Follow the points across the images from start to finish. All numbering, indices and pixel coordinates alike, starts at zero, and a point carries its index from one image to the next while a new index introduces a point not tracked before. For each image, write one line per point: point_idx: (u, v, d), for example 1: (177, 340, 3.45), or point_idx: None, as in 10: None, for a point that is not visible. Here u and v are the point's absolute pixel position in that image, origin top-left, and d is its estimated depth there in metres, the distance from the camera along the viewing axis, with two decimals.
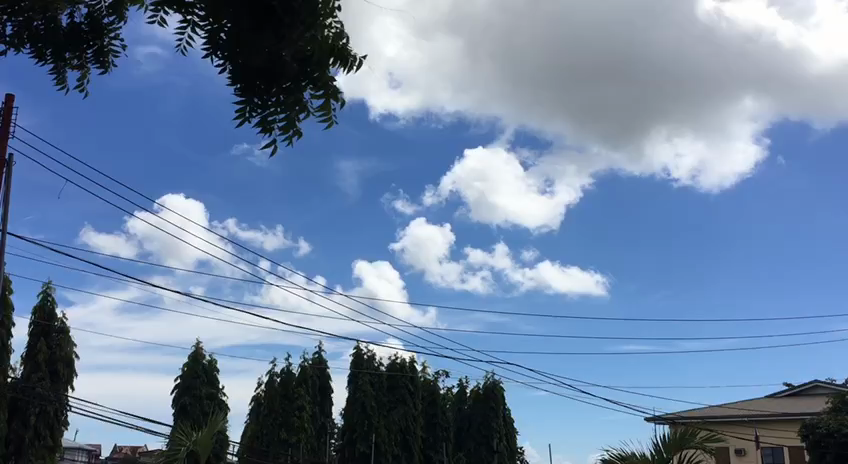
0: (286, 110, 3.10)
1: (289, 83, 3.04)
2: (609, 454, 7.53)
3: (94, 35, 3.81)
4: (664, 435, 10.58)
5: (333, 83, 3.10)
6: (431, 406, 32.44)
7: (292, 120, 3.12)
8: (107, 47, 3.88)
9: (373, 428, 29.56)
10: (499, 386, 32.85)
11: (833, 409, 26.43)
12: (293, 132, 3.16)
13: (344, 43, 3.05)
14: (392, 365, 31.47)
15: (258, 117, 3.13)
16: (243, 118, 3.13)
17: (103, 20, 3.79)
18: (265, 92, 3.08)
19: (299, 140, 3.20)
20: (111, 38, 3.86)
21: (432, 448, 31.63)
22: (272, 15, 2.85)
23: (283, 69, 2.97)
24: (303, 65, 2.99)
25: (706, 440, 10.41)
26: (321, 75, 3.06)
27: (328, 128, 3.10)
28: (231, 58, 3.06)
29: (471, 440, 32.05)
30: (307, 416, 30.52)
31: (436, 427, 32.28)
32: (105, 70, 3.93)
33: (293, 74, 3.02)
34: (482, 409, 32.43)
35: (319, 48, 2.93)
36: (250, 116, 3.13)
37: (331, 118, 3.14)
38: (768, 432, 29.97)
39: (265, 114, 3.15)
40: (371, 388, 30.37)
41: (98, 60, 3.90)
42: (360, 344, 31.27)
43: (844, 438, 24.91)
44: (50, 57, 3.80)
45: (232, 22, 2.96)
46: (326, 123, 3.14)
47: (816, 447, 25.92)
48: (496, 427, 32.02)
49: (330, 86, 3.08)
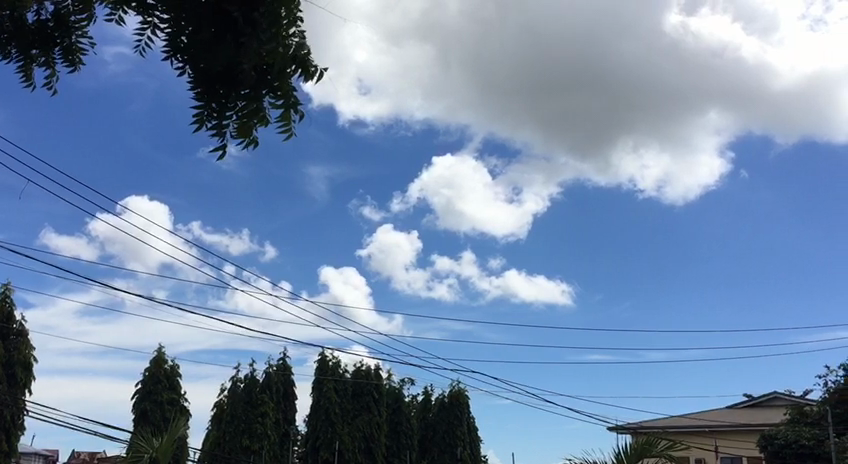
0: (245, 117, 2.99)
1: (248, 91, 2.96)
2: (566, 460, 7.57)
3: (61, 32, 3.71)
4: (626, 446, 10.66)
5: (293, 96, 3.05)
6: (396, 413, 32.12)
7: (250, 127, 3.02)
8: (75, 45, 3.76)
9: (338, 435, 29.41)
10: (464, 394, 32.88)
11: (791, 420, 26.77)
12: (250, 139, 3.05)
13: (304, 52, 3.03)
14: (357, 372, 31.18)
15: (214, 123, 2.99)
16: (199, 123, 3.03)
17: (70, 17, 3.69)
18: (222, 97, 2.99)
19: (256, 148, 3.10)
20: (78, 35, 3.74)
21: (396, 456, 31.10)
22: (231, 22, 2.83)
23: (240, 77, 2.90)
24: (262, 73, 2.94)
25: (667, 449, 10.50)
26: (280, 83, 3.01)
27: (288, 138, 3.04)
28: (190, 60, 2.96)
29: (435, 448, 32.17)
30: (270, 422, 30.37)
31: (401, 435, 31.70)
32: (73, 68, 3.80)
33: (252, 82, 2.95)
34: (447, 416, 32.50)
35: (279, 58, 2.90)
36: (206, 122, 3.02)
37: (291, 128, 3.10)
38: (729, 443, 30.26)
39: (221, 119, 3.03)
40: (336, 395, 30.18)
41: (66, 58, 3.77)
42: (325, 351, 30.97)
43: (802, 449, 25.40)
44: (13, 53, 3.69)
45: (193, 22, 2.88)
46: (286, 134, 3.09)
47: (774, 457, 26.30)
48: (460, 435, 32.13)
49: (290, 96, 3.02)
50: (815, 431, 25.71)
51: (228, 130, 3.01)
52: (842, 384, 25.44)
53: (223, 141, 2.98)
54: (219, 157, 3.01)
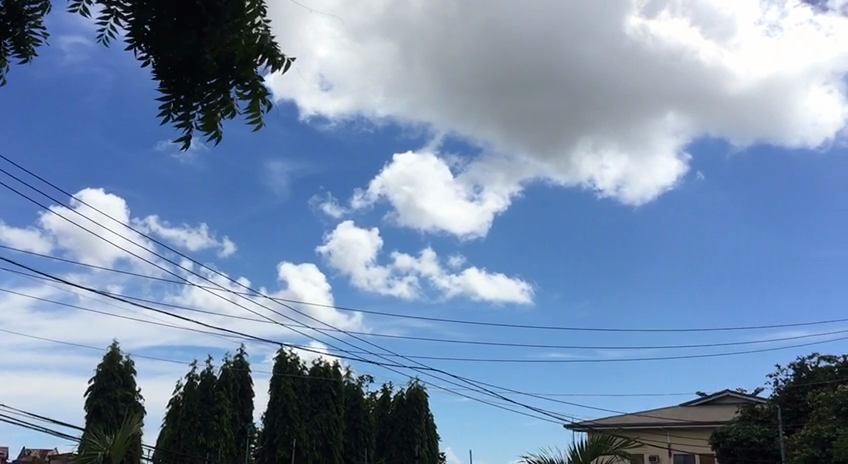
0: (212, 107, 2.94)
1: (214, 80, 2.91)
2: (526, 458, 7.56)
3: (14, 21, 3.56)
4: (582, 442, 10.76)
5: (260, 87, 3.00)
6: (355, 410, 31.97)
7: (217, 117, 2.97)
8: (28, 36, 3.62)
9: (295, 432, 29.26)
10: (422, 391, 32.89)
11: (741, 418, 27.27)
12: (218, 131, 3.00)
13: (270, 42, 2.98)
14: (316, 370, 31.00)
15: (180, 114, 2.96)
16: (166, 113, 2.98)
17: (24, 6, 3.56)
18: (189, 89, 2.94)
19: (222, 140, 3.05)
20: (31, 25, 3.60)
21: (354, 453, 30.99)
22: (196, 11, 2.75)
23: (204, 66, 2.85)
24: (227, 63, 2.88)
25: (622, 446, 10.61)
26: (246, 75, 2.95)
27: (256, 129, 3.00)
28: (154, 51, 2.91)
29: (393, 446, 32.14)
30: (227, 420, 30.07)
31: (359, 432, 31.59)
32: (26, 59, 3.65)
33: (216, 71, 2.89)
34: (405, 414, 32.50)
35: (244, 47, 2.84)
36: (174, 114, 2.98)
37: (259, 119, 3.07)
38: (681, 441, 30.79)
39: (189, 111, 2.97)
40: (294, 392, 29.98)
41: (19, 48, 3.62)
42: (283, 348, 30.71)
43: (752, 447, 25.95)
44: None
45: (156, 11, 2.81)
46: (254, 125, 3.04)
47: (725, 454, 26.85)
48: (418, 432, 32.20)
49: (257, 87, 2.97)
50: (765, 428, 26.26)
51: (196, 120, 2.96)
52: (791, 382, 26.00)
53: (191, 131, 2.93)
54: (186, 148, 2.95)
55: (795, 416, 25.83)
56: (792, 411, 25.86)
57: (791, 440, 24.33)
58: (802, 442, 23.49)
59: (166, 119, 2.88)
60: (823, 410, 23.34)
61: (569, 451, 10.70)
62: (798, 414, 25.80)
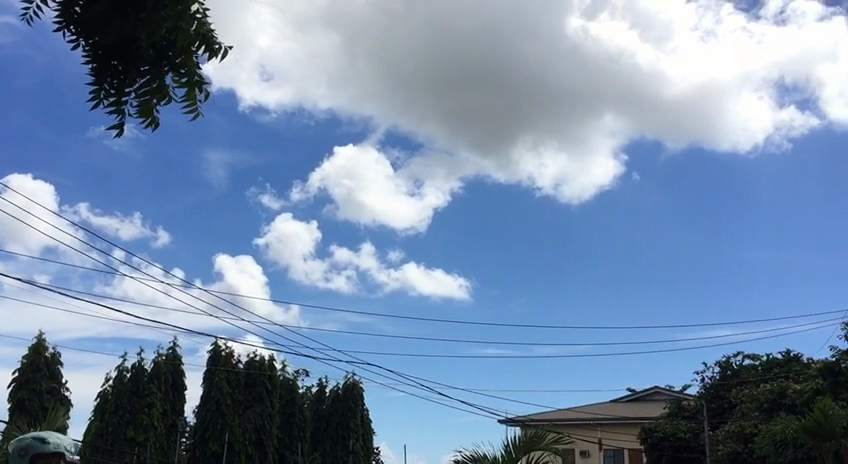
0: (146, 93, 2.83)
1: (149, 67, 2.79)
2: (460, 455, 7.53)
3: None
4: (515, 438, 10.83)
5: (198, 74, 2.89)
6: (289, 404, 31.66)
7: (151, 104, 2.86)
8: None
9: (227, 426, 28.83)
10: (358, 386, 32.79)
11: (670, 413, 27.98)
12: (152, 119, 2.89)
13: (208, 29, 2.84)
14: (251, 363, 30.61)
15: (112, 100, 2.83)
16: (96, 99, 2.84)
17: None
18: (121, 75, 2.80)
19: (156, 128, 2.94)
20: None
21: (288, 448, 30.71)
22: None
23: (138, 52, 2.72)
24: (162, 50, 2.76)
25: (555, 442, 10.73)
26: (183, 62, 2.83)
27: (194, 117, 2.91)
28: (86, 34, 2.75)
29: (327, 440, 31.99)
30: (158, 413, 29.48)
31: (293, 427, 31.33)
32: None
33: (151, 57, 2.76)
34: (341, 408, 32.38)
35: (184, 36, 2.71)
36: (105, 99, 2.85)
37: (197, 106, 2.96)
38: (612, 435, 31.39)
39: (122, 96, 2.85)
40: (228, 386, 29.52)
41: None
42: (218, 341, 30.22)
43: (679, 442, 26.62)
44: None
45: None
46: (192, 113, 2.94)
47: (653, 449, 27.56)
48: (353, 426, 32.13)
49: (194, 75, 2.87)
50: (692, 424, 26.96)
51: (129, 107, 2.85)
52: (717, 380, 26.78)
53: (125, 120, 2.81)
54: (118, 136, 2.84)
55: (720, 413, 26.60)
56: (717, 408, 26.61)
57: (716, 436, 25.02)
58: (726, 438, 24.18)
59: (97, 107, 2.75)
60: (747, 407, 24.06)
61: (501, 447, 10.77)
62: (723, 411, 26.58)
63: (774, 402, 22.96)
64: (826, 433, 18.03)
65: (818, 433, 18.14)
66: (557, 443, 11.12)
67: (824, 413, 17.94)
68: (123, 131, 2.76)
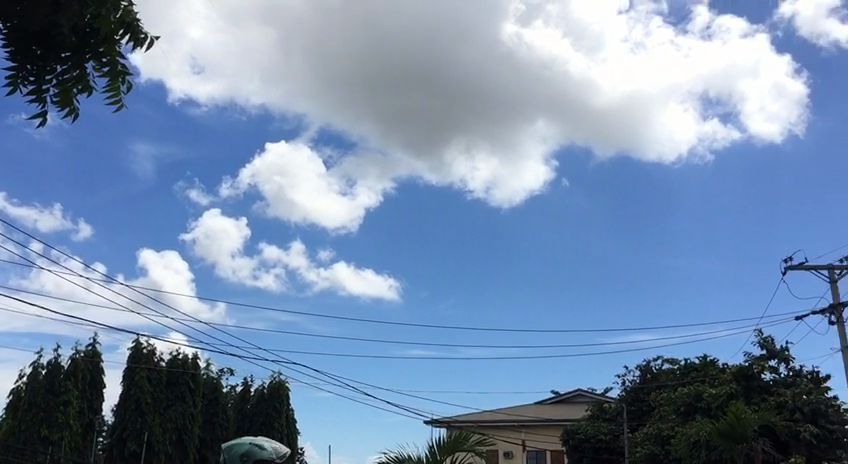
0: (67, 81, 2.69)
1: (69, 54, 2.65)
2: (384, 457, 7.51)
3: None
4: (439, 439, 10.83)
5: (121, 64, 2.77)
6: (212, 404, 31.06)
7: (73, 93, 2.72)
8: None
9: (147, 426, 28.09)
10: (284, 385, 32.43)
11: (591, 415, 28.55)
12: (73, 108, 2.75)
13: (134, 17, 2.72)
14: (173, 361, 29.92)
15: (30, 87, 2.68)
16: (12, 85, 2.70)
17: None
18: (41, 60, 2.67)
19: (77, 118, 2.80)
20: None
21: (209, 448, 30.17)
22: None
23: (57, 37, 2.59)
24: (84, 37, 2.63)
25: (478, 444, 10.78)
26: (106, 50, 2.70)
27: (116, 107, 2.78)
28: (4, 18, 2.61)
29: (251, 440, 31.54)
30: (74, 412, 28.54)
31: (216, 427, 30.78)
32: None
33: (73, 44, 2.63)
34: (265, 408, 31.96)
35: (108, 24, 2.59)
36: (21, 85, 2.70)
37: (118, 98, 2.83)
38: (535, 437, 31.83)
39: (41, 83, 2.71)
40: (149, 384, 28.77)
41: None
42: (140, 338, 29.42)
43: (599, 443, 27.17)
44: None
45: None
46: (115, 104, 2.82)
47: (574, 451, 28.12)
48: (277, 426, 31.75)
49: (117, 65, 2.75)
50: (612, 426, 27.53)
51: (49, 95, 2.71)
52: (637, 383, 27.45)
53: (43, 108, 2.67)
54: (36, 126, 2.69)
55: (639, 415, 27.28)
56: (636, 410, 27.28)
57: (634, 438, 25.63)
58: (644, 440, 24.78)
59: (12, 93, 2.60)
60: (665, 410, 24.69)
61: (426, 448, 10.76)
62: (642, 413, 27.25)
63: (690, 405, 23.65)
64: (738, 435, 18.65)
65: (731, 436, 18.74)
66: (481, 444, 11.17)
67: (737, 416, 18.55)
68: (42, 118, 2.62)
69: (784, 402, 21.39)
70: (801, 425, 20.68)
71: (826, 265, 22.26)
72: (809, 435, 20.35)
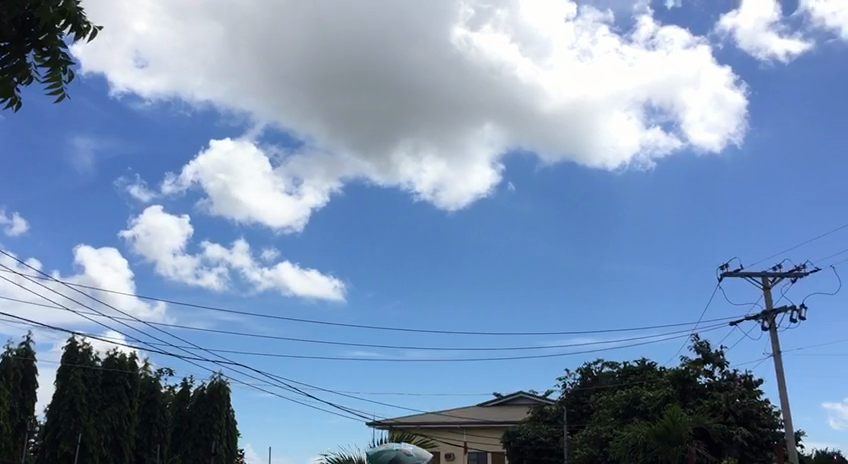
0: (4, 71, 2.57)
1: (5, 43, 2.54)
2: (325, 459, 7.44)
3: None
4: (382, 441, 10.75)
5: (61, 53, 2.65)
6: (149, 405, 30.42)
7: (11, 84, 2.60)
8: None
9: (81, 427, 27.35)
10: (224, 386, 31.93)
11: (532, 418, 28.83)
12: (11, 99, 2.64)
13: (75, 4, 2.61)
14: (110, 361, 29.19)
15: None
16: None
17: None
18: None
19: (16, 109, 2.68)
20: None
21: (146, 450, 29.83)
22: None
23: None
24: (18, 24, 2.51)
25: (421, 445, 10.74)
26: (45, 38, 2.59)
27: (56, 97, 2.67)
28: None
29: (189, 442, 30.99)
30: (4, 412, 27.61)
31: (153, 427, 30.42)
32: None
33: (9, 33, 2.52)
34: (205, 409, 31.41)
35: (46, 12, 2.47)
36: None
37: (58, 86, 2.71)
38: (476, 439, 32.02)
39: None
40: (84, 384, 28.03)
41: None
42: (75, 337, 28.66)
43: (539, 445, 27.48)
44: None
45: None
46: (54, 93, 2.71)
47: (515, 453, 28.37)
48: (217, 428, 31.22)
49: (56, 55, 2.64)
50: (552, 429, 27.85)
51: None
52: (577, 386, 27.83)
53: None
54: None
55: (579, 417, 27.66)
56: (576, 413, 27.66)
57: (574, 440, 25.97)
58: (583, 442, 25.12)
59: None
60: (604, 412, 25.06)
61: (368, 449, 10.67)
62: (581, 415, 27.63)
63: (628, 408, 24.06)
64: (673, 438, 19.02)
65: (666, 438, 19.10)
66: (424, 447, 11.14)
67: (673, 419, 18.92)
68: None
69: (718, 405, 21.90)
70: (734, 428, 21.22)
71: (760, 272, 22.86)
72: (742, 437, 20.92)
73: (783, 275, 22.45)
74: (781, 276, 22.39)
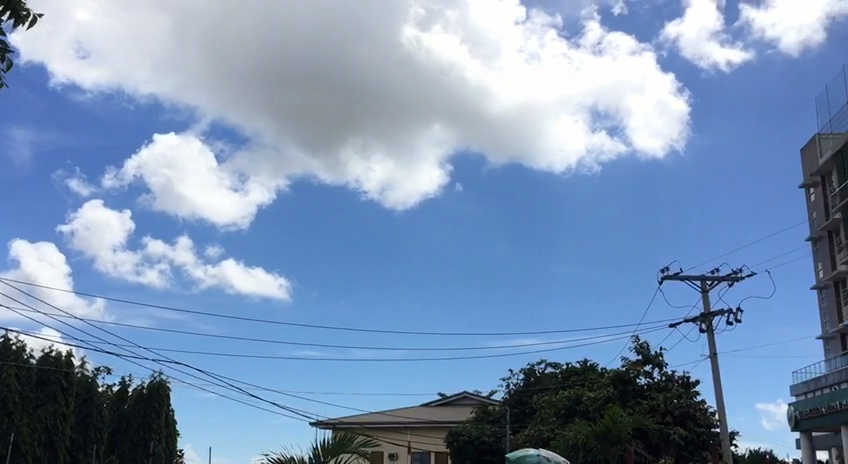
0: None
1: None
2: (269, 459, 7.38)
3: None
4: (324, 441, 10.65)
5: None
6: (86, 404, 29.67)
7: None
8: None
9: (14, 427, 26.52)
10: (164, 386, 31.35)
11: (476, 418, 28.98)
12: None
13: None
14: (45, 359, 28.36)
15: None
16: None
17: None
18: None
19: None
20: None
21: (81, 450, 28.86)
22: None
23: None
24: None
25: (364, 445, 10.66)
26: None
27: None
28: None
29: (127, 442, 30.35)
30: None
31: (88, 428, 29.43)
32: None
33: None
34: (143, 409, 30.79)
35: None
36: None
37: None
38: (420, 439, 32.04)
39: None
40: (17, 383, 27.18)
41: None
42: (8, 334, 27.73)
43: (482, 445, 27.70)
44: None
45: None
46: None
47: (457, 452, 28.53)
48: (156, 428, 30.66)
49: None
50: (495, 428, 28.04)
51: None
52: (521, 386, 28.07)
53: None
54: None
55: (521, 417, 27.91)
56: (519, 413, 27.90)
57: (516, 440, 26.19)
58: (525, 442, 25.35)
59: None
60: (546, 412, 25.32)
61: (311, 449, 10.57)
62: (524, 415, 27.89)
63: (570, 408, 24.37)
64: (613, 437, 19.30)
65: (606, 438, 19.38)
66: (367, 447, 11.06)
67: (612, 419, 19.22)
68: None
69: (656, 405, 22.30)
70: (671, 428, 21.66)
71: (699, 276, 23.37)
72: (678, 437, 21.36)
73: (720, 279, 22.98)
74: (719, 279, 22.92)
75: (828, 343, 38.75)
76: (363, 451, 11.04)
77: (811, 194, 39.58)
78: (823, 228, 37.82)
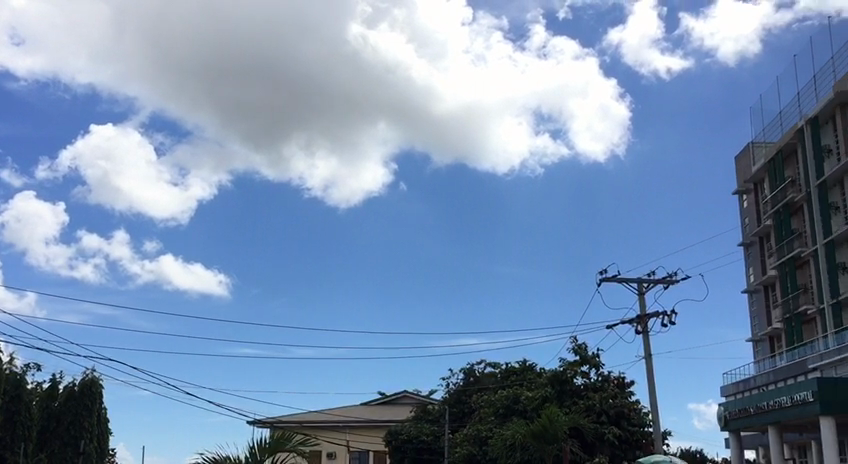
0: None
1: None
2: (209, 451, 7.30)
3: None
4: (262, 439, 10.49)
5: None
6: (14, 401, 28.70)
7: None
8: None
9: None
10: (96, 383, 30.57)
11: (416, 417, 28.99)
12: None
13: None
14: None
15: None
16: None
17: None
18: None
19: None
20: None
21: (8, 449, 27.91)
22: None
23: None
24: None
25: (301, 443, 10.54)
26: None
27: None
28: None
29: (56, 440, 29.50)
30: None
31: (16, 426, 28.48)
32: None
33: None
34: (75, 407, 29.96)
35: None
36: None
37: None
38: (359, 438, 31.92)
39: None
40: None
41: None
42: None
43: (421, 444, 27.74)
44: None
45: None
46: None
47: (396, 451, 28.51)
48: (87, 427, 29.92)
49: None
50: (434, 428, 28.10)
51: None
52: (460, 386, 28.19)
53: None
54: None
55: (460, 416, 28.03)
56: (458, 412, 28.02)
57: (455, 439, 26.30)
58: (463, 441, 25.48)
59: None
60: (484, 412, 25.47)
61: (247, 448, 10.41)
62: (463, 415, 28.03)
63: (508, 407, 24.58)
64: (549, 436, 19.53)
65: (543, 437, 19.60)
66: (306, 445, 10.93)
67: (549, 419, 19.44)
68: None
69: (592, 405, 22.65)
70: (606, 427, 22.05)
71: (636, 278, 23.80)
72: (613, 436, 21.76)
73: (656, 281, 23.45)
74: (655, 282, 23.37)
75: (757, 345, 39.92)
76: (301, 450, 10.92)
77: (743, 200, 40.70)
78: (754, 234, 38.94)
